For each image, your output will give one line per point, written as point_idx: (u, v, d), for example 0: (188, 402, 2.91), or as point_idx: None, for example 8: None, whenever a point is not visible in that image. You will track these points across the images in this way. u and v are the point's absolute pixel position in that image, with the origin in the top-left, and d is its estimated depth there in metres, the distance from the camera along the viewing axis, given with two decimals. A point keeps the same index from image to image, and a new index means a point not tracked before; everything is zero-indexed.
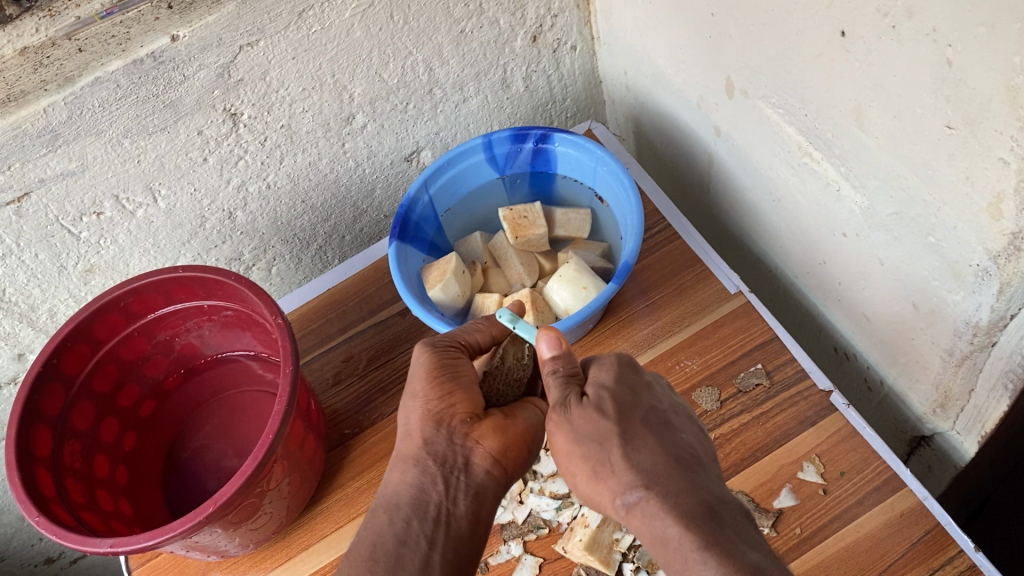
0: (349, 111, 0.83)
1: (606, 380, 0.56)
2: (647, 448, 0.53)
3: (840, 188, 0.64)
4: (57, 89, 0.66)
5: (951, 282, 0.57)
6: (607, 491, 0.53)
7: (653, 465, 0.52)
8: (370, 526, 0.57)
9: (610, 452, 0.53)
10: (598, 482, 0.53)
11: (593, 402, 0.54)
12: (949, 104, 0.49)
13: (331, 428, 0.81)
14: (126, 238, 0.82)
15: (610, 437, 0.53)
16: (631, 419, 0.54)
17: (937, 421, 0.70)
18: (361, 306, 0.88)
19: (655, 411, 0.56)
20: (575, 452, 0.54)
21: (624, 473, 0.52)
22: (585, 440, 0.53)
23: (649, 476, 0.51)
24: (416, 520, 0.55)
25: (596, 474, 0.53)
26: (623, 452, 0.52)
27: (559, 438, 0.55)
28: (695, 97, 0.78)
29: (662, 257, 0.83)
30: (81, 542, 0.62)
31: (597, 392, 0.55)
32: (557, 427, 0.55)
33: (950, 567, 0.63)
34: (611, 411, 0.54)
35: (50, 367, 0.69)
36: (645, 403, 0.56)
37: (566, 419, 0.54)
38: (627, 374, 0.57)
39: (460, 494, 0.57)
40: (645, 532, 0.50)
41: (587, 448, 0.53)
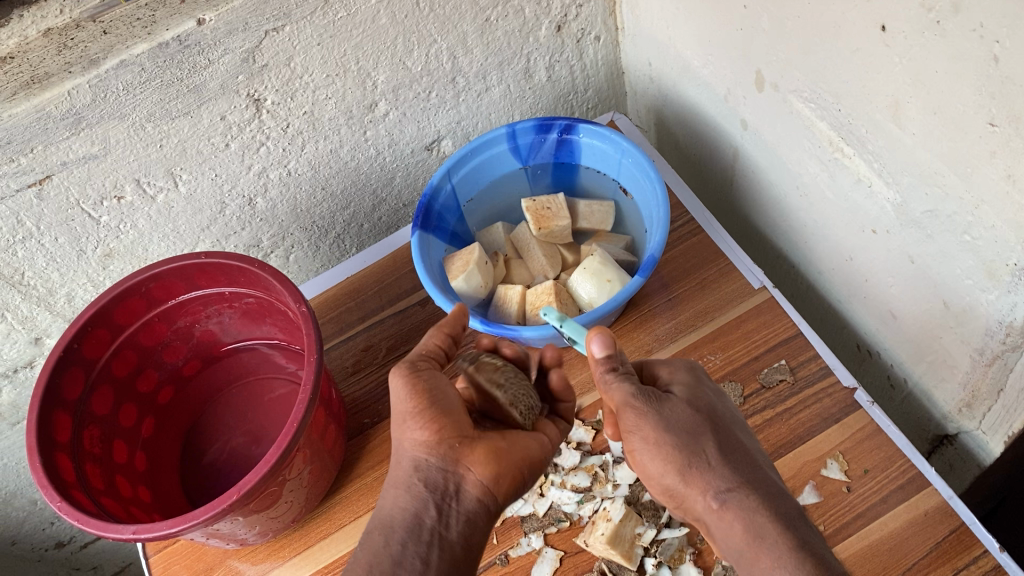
0: (372, 99, 0.82)
1: (681, 385, 0.59)
2: (735, 450, 0.57)
3: (872, 185, 0.64)
4: (82, 71, 0.66)
5: (985, 281, 0.57)
6: (697, 486, 0.55)
7: (742, 466, 0.56)
8: (365, 548, 0.55)
9: (705, 451, 0.56)
10: (686, 476, 0.55)
11: (682, 401, 0.58)
12: (993, 100, 0.48)
13: (350, 418, 0.81)
14: (146, 223, 0.81)
15: (704, 433, 0.56)
16: (717, 421, 0.58)
17: (963, 420, 0.69)
18: (380, 295, 0.87)
19: (727, 415, 0.60)
20: (661, 442, 0.55)
21: (719, 468, 0.55)
22: (679, 432, 0.56)
23: (742, 475, 0.55)
24: (411, 544, 0.53)
25: (686, 468, 0.55)
26: (717, 451, 0.56)
27: (648, 426, 0.56)
28: (722, 90, 0.78)
29: (685, 251, 0.83)
30: (103, 528, 0.61)
31: (683, 391, 0.59)
32: (643, 418, 0.56)
33: (975, 566, 0.62)
34: (704, 411, 0.58)
35: (72, 351, 0.69)
36: (718, 403, 0.60)
37: (660, 411, 0.56)
38: (702, 380, 0.61)
39: (453, 519, 0.55)
40: (737, 528, 0.53)
41: (678, 438, 0.56)
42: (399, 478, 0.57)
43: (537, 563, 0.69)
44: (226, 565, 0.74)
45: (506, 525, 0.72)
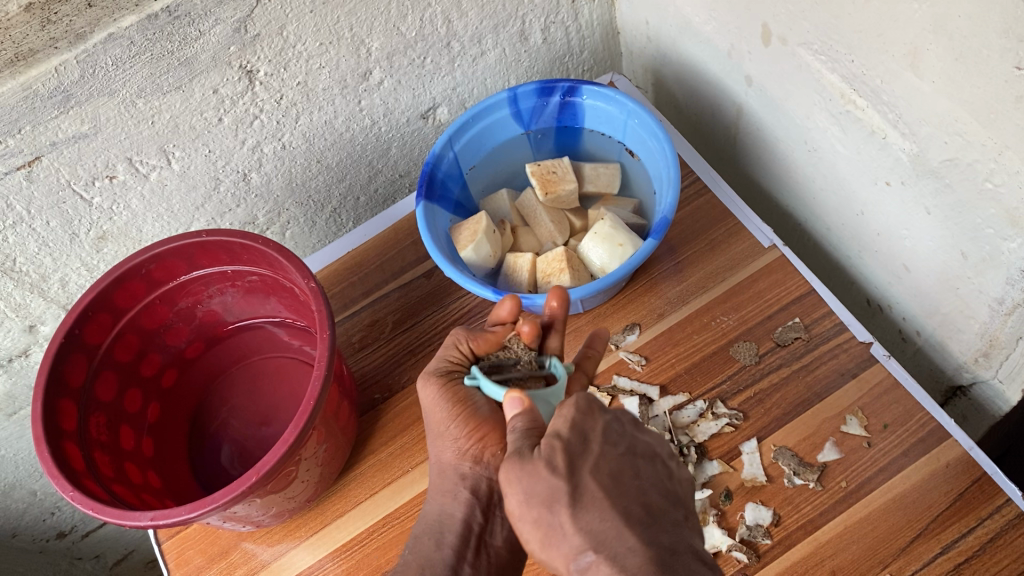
0: (366, 67, 0.80)
1: (560, 429, 0.52)
2: (604, 499, 0.49)
3: (886, 136, 0.63)
4: (69, 47, 0.63)
5: (1007, 229, 0.56)
6: (560, 556, 0.49)
7: (608, 516, 0.48)
8: (414, 552, 0.57)
9: (559, 516, 0.49)
10: (551, 547, 0.49)
11: (544, 455, 0.51)
12: (1021, 44, 0.47)
13: (361, 393, 0.79)
14: (140, 203, 0.79)
15: (558, 499, 0.49)
16: (582, 470, 0.50)
17: (979, 370, 0.69)
18: (383, 269, 0.86)
19: (609, 459, 0.51)
20: (529, 515, 0.50)
21: (573, 536, 0.48)
22: (536, 500, 0.50)
23: (600, 535, 0.47)
24: (462, 549, 0.56)
25: (548, 539, 0.49)
26: (570, 513, 0.48)
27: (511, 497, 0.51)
28: (725, 46, 0.76)
29: (694, 212, 0.82)
30: (120, 516, 0.60)
31: (551, 440, 0.51)
32: (513, 482, 0.51)
33: (998, 516, 0.62)
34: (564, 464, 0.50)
35: (73, 338, 0.67)
36: (606, 446, 0.52)
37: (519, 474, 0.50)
38: (597, 413, 0.54)
39: (497, 527, 0.59)
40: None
41: (536, 509, 0.50)
42: (444, 487, 0.60)
43: None
44: (241, 548, 0.73)
45: None
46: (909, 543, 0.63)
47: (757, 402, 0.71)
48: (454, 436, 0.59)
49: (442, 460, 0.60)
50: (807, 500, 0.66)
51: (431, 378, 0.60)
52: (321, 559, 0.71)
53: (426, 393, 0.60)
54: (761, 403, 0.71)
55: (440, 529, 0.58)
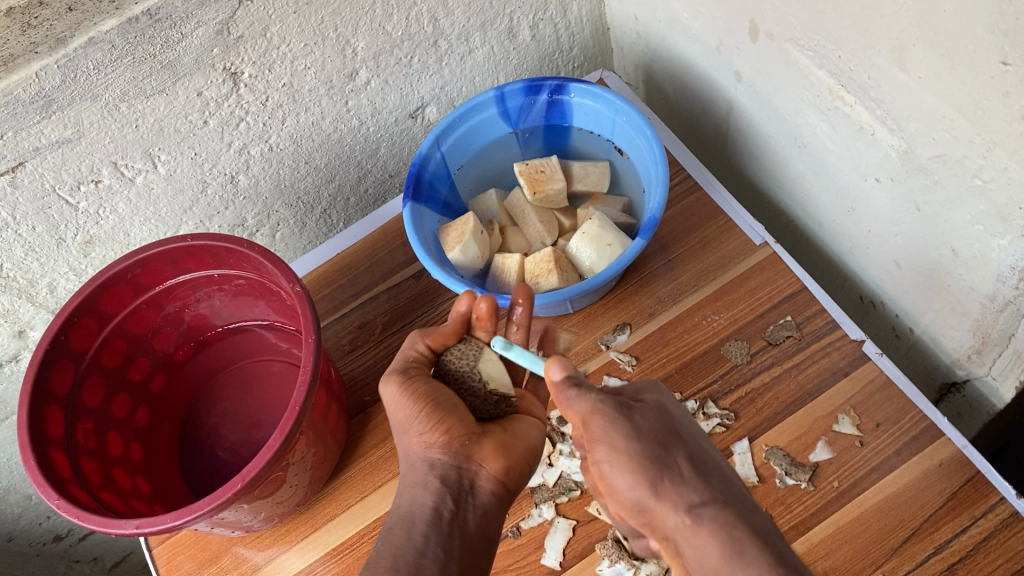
0: (352, 67, 0.80)
1: (654, 403, 0.56)
2: (705, 468, 0.52)
3: (875, 132, 0.62)
4: (50, 51, 0.63)
5: (997, 226, 0.55)
6: (666, 505, 0.50)
7: (716, 481, 0.52)
8: (386, 543, 0.53)
9: (675, 464, 0.52)
10: (656, 490, 0.51)
11: (648, 419, 0.54)
12: (1007, 38, 0.46)
13: (350, 396, 0.79)
14: (126, 207, 0.78)
15: (672, 445, 0.53)
16: (680, 440, 0.54)
17: (972, 367, 0.68)
18: (373, 271, 0.85)
19: (695, 437, 0.55)
20: (630, 457, 0.51)
21: (692, 482, 0.51)
22: (649, 446, 0.52)
23: (712, 491, 0.51)
24: (433, 534, 0.53)
25: (656, 485, 0.51)
26: (691, 466, 0.52)
27: (616, 438, 0.52)
28: (714, 42, 0.75)
29: (684, 210, 0.81)
30: (105, 524, 0.60)
31: (654, 407, 0.55)
32: (612, 428, 0.52)
33: (992, 514, 0.62)
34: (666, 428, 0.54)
35: (59, 344, 0.67)
36: (682, 427, 0.55)
37: (624, 421, 0.53)
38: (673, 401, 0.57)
39: (470, 511, 0.56)
40: (712, 546, 0.48)
41: (652, 450, 0.52)
42: (413, 479, 0.56)
43: (549, 535, 0.69)
44: (232, 553, 0.73)
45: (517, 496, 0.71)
46: (902, 543, 0.62)
47: (748, 401, 0.70)
48: (418, 427, 0.57)
49: (410, 453, 0.58)
50: (799, 500, 0.65)
51: (390, 377, 0.58)
52: (312, 563, 0.71)
53: (387, 391, 0.58)
54: (752, 402, 0.70)
55: (411, 517, 0.54)
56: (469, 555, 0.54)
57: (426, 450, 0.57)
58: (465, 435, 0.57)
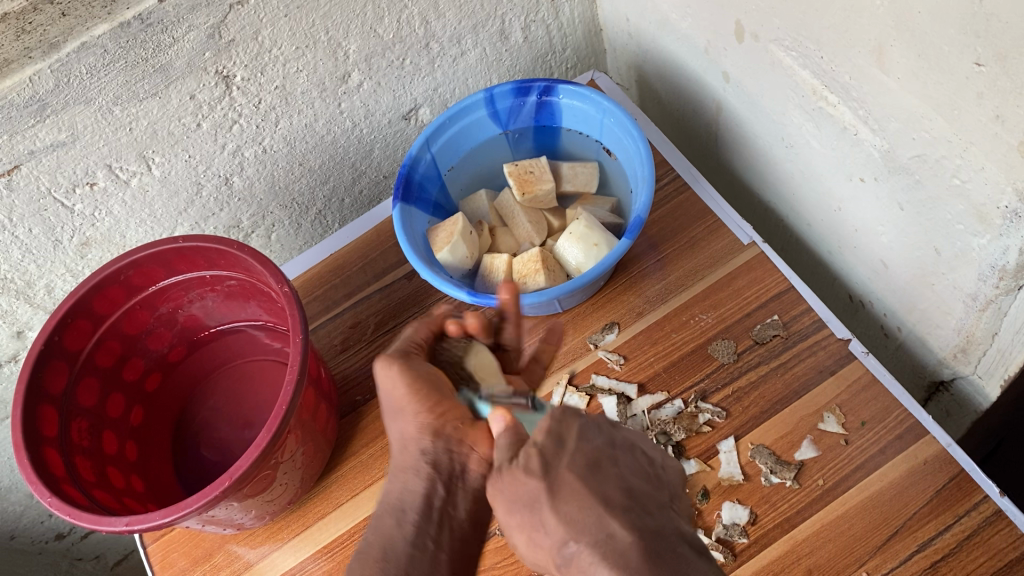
0: (344, 69, 0.80)
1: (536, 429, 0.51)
2: (573, 491, 0.47)
3: (858, 132, 0.62)
4: (43, 56, 0.64)
5: (976, 226, 0.56)
6: (546, 547, 0.47)
7: (585, 506, 0.46)
8: (375, 531, 0.55)
9: (541, 512, 0.47)
10: (536, 542, 0.48)
11: (526, 451, 0.50)
12: (979, 40, 0.46)
13: (342, 395, 0.80)
14: (122, 209, 0.79)
15: (538, 495, 0.48)
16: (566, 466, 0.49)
17: (959, 366, 0.69)
18: (366, 270, 0.86)
19: (586, 448, 0.50)
20: (512, 516, 0.49)
21: (556, 529, 0.46)
22: (520, 500, 0.49)
23: (582, 523, 0.46)
24: (423, 524, 0.54)
25: (534, 535, 0.48)
26: (551, 507, 0.47)
27: (496, 502, 0.50)
28: (702, 42, 0.76)
29: (673, 209, 0.81)
30: (96, 521, 0.60)
31: (534, 436, 0.51)
32: (495, 489, 0.50)
33: (975, 513, 0.62)
34: (541, 463, 0.49)
35: (53, 344, 0.68)
36: (563, 440, 0.51)
37: (500, 481, 0.50)
38: (568, 415, 0.52)
39: (460, 496, 0.57)
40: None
41: (523, 503, 0.48)
42: (405, 464, 0.58)
43: None
44: (225, 550, 0.74)
45: None
46: (885, 541, 0.62)
47: (735, 399, 0.71)
48: (413, 410, 0.57)
49: (405, 436, 0.59)
50: (784, 498, 0.66)
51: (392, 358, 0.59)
52: (304, 560, 0.72)
53: (388, 373, 0.58)
54: (739, 401, 0.70)
55: (401, 505, 0.56)
56: (451, 552, 0.55)
57: (419, 434, 0.58)
58: (458, 420, 0.58)
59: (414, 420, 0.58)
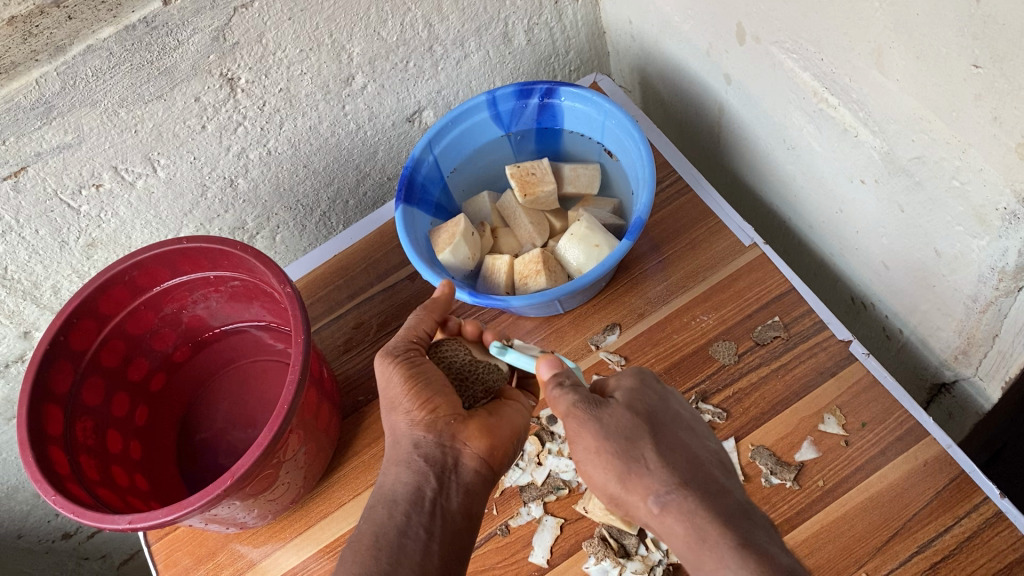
0: (348, 72, 0.81)
1: (628, 387, 0.56)
2: (675, 447, 0.53)
3: (858, 134, 0.62)
4: (49, 59, 0.64)
5: (976, 227, 0.56)
6: (638, 491, 0.51)
7: (684, 464, 0.51)
8: (369, 522, 0.56)
9: (643, 450, 0.52)
10: (629, 482, 0.51)
11: (624, 403, 0.55)
12: (975, 41, 0.47)
13: (345, 395, 0.80)
14: (127, 210, 0.80)
15: (641, 436, 0.52)
16: (659, 423, 0.54)
17: (960, 367, 0.69)
18: (370, 271, 0.86)
19: (681, 418, 0.56)
20: (603, 450, 0.52)
21: (659, 470, 0.51)
22: (615, 438, 0.52)
23: (683, 474, 0.51)
24: (414, 514, 0.55)
25: (626, 475, 0.51)
26: (654, 450, 0.52)
27: (586, 439, 0.53)
28: (704, 44, 0.76)
29: (675, 211, 0.82)
30: (99, 519, 0.61)
31: (628, 393, 0.56)
32: (585, 425, 0.53)
33: (976, 514, 0.62)
34: (642, 411, 0.54)
35: (59, 344, 0.68)
36: (662, 409, 0.55)
37: (597, 416, 0.53)
38: (651, 381, 0.57)
39: (453, 489, 0.57)
40: (680, 532, 0.49)
41: (618, 445, 0.52)
42: (398, 458, 0.58)
43: (538, 532, 0.70)
44: (229, 549, 0.74)
45: (506, 494, 0.72)
46: (885, 542, 0.62)
47: (736, 400, 0.71)
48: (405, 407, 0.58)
49: (397, 430, 0.59)
50: (785, 499, 0.66)
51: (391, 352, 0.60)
52: (305, 559, 0.72)
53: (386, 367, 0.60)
54: (740, 402, 0.71)
55: (394, 497, 0.57)
56: (448, 549, 0.55)
57: (411, 428, 0.58)
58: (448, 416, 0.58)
59: (414, 420, 0.58)
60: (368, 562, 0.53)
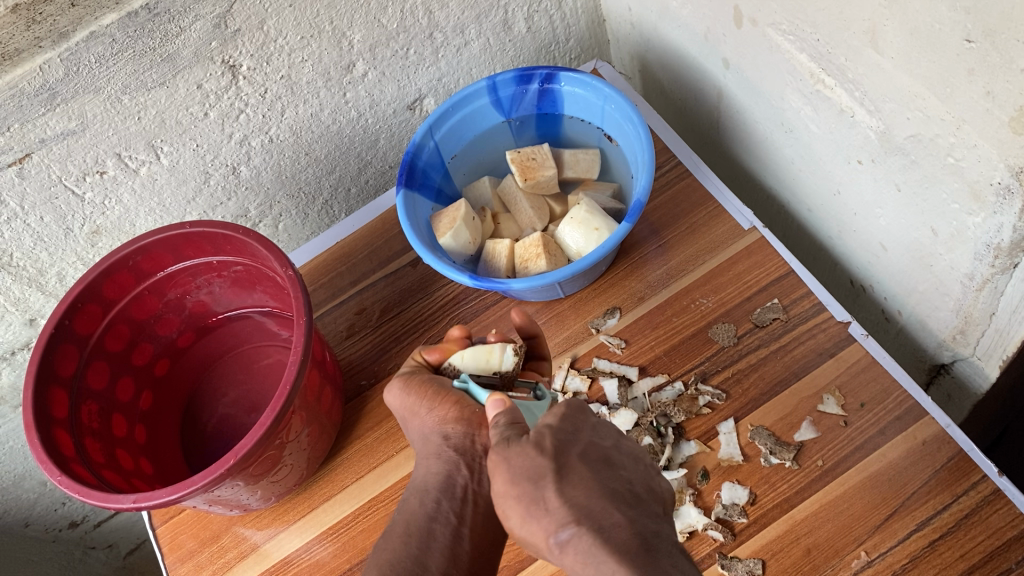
0: (349, 59, 0.81)
1: (550, 420, 0.52)
2: (577, 478, 0.48)
3: (855, 114, 0.63)
4: (52, 46, 0.65)
5: (971, 205, 0.56)
6: (539, 531, 0.47)
7: (589, 499, 0.47)
8: None
9: (543, 489, 0.48)
10: (532, 523, 0.47)
11: (533, 439, 0.50)
12: (968, 16, 0.47)
13: (348, 380, 0.81)
14: (131, 197, 0.81)
15: (545, 473, 0.48)
16: (568, 455, 0.49)
17: (958, 348, 0.69)
18: (371, 258, 0.87)
19: (595, 449, 0.51)
20: (509, 493, 0.48)
21: (557, 510, 0.46)
22: (519, 478, 0.48)
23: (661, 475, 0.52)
24: (444, 501, 0.55)
25: (529, 515, 0.48)
26: (555, 487, 0.47)
27: (496, 479, 0.49)
28: (702, 29, 0.76)
29: (675, 195, 0.82)
30: (104, 499, 0.62)
31: (540, 429, 0.51)
32: (496, 465, 0.50)
33: (973, 492, 0.62)
34: (551, 447, 0.49)
35: (63, 328, 0.69)
36: (574, 442, 0.51)
37: (505, 455, 0.49)
38: (575, 414, 0.53)
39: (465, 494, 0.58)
40: (580, 573, 0.45)
41: (520, 487, 0.48)
42: None
43: None
44: (232, 532, 0.75)
45: None
46: (883, 521, 0.63)
47: (735, 381, 0.71)
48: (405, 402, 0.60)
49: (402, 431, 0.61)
50: (783, 478, 0.66)
51: None
52: (309, 541, 0.73)
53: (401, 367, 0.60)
54: (739, 383, 0.71)
55: (426, 486, 0.57)
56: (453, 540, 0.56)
57: (440, 422, 0.59)
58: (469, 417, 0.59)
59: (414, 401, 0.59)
60: (401, 545, 0.54)
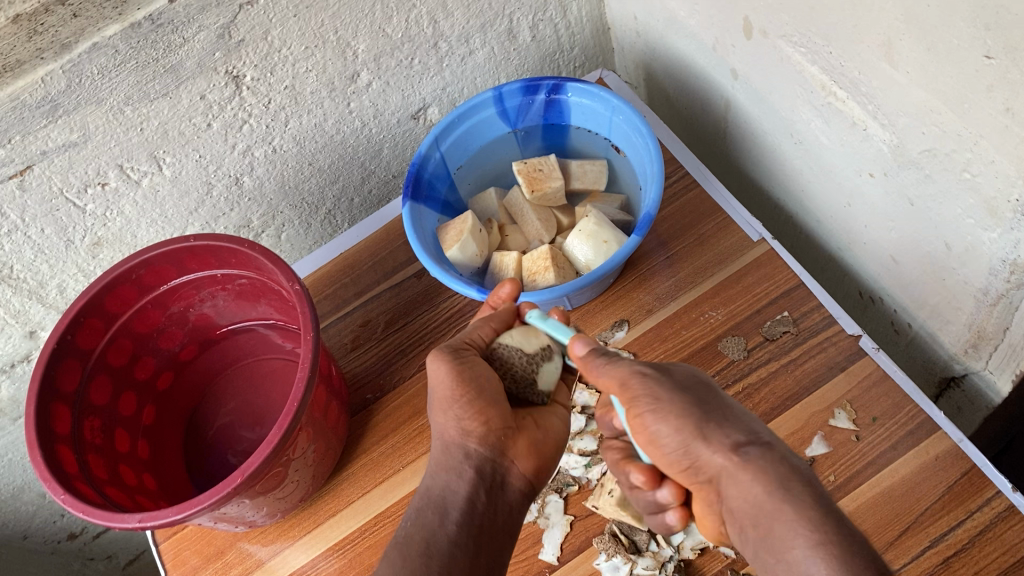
0: (353, 69, 0.81)
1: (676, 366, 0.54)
2: (734, 421, 0.50)
3: (867, 127, 0.62)
4: (55, 57, 0.64)
5: (987, 220, 0.56)
6: (708, 454, 0.48)
7: (754, 436, 0.49)
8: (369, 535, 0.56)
9: (711, 417, 0.50)
10: (696, 444, 0.49)
11: (677, 373, 0.53)
12: (989, 32, 0.46)
13: (353, 393, 0.80)
14: (133, 209, 0.80)
15: (707, 401, 0.50)
16: (712, 393, 0.52)
17: (969, 361, 0.68)
18: (376, 269, 0.86)
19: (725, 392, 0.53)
20: (671, 409, 0.50)
21: (737, 438, 0.49)
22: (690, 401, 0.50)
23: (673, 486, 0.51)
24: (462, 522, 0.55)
25: (697, 434, 0.49)
26: (721, 419, 0.49)
27: (650, 394, 0.50)
28: (711, 39, 0.76)
29: (681, 207, 0.82)
30: (109, 518, 0.61)
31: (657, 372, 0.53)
32: (648, 386, 0.50)
33: (987, 508, 0.62)
34: (691, 383, 0.52)
35: (65, 343, 0.68)
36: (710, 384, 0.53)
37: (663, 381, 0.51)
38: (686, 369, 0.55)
39: (498, 504, 0.57)
40: (758, 496, 0.47)
41: (688, 407, 0.49)
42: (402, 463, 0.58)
43: (547, 531, 0.69)
44: (237, 548, 0.74)
45: None
46: (898, 537, 0.62)
47: (746, 395, 0.71)
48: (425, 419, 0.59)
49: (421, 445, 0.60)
50: None
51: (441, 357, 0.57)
52: (315, 558, 0.72)
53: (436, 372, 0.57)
54: (749, 397, 0.70)
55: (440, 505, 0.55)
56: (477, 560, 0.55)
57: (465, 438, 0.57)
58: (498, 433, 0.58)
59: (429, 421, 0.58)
60: (420, 567, 0.53)
